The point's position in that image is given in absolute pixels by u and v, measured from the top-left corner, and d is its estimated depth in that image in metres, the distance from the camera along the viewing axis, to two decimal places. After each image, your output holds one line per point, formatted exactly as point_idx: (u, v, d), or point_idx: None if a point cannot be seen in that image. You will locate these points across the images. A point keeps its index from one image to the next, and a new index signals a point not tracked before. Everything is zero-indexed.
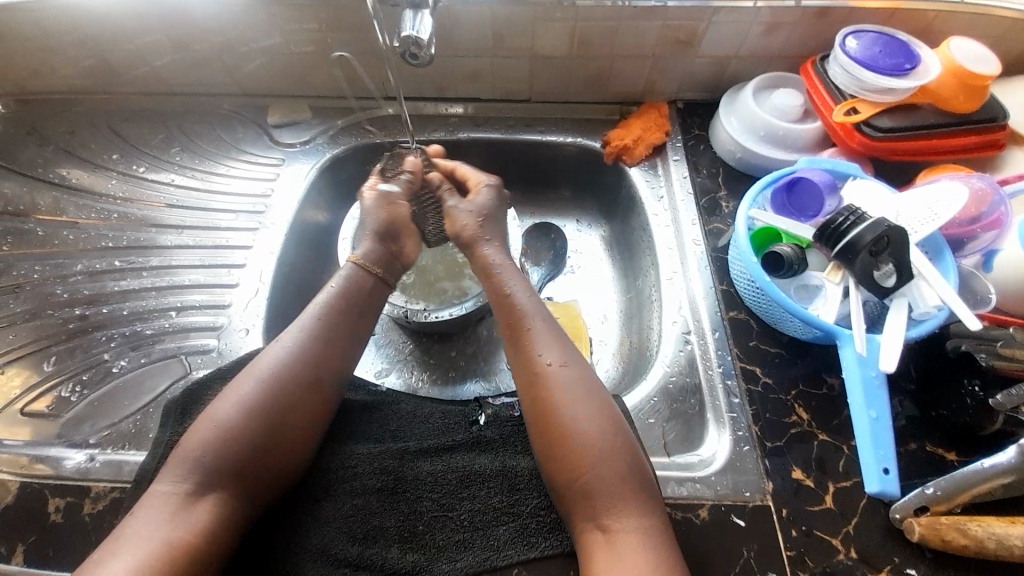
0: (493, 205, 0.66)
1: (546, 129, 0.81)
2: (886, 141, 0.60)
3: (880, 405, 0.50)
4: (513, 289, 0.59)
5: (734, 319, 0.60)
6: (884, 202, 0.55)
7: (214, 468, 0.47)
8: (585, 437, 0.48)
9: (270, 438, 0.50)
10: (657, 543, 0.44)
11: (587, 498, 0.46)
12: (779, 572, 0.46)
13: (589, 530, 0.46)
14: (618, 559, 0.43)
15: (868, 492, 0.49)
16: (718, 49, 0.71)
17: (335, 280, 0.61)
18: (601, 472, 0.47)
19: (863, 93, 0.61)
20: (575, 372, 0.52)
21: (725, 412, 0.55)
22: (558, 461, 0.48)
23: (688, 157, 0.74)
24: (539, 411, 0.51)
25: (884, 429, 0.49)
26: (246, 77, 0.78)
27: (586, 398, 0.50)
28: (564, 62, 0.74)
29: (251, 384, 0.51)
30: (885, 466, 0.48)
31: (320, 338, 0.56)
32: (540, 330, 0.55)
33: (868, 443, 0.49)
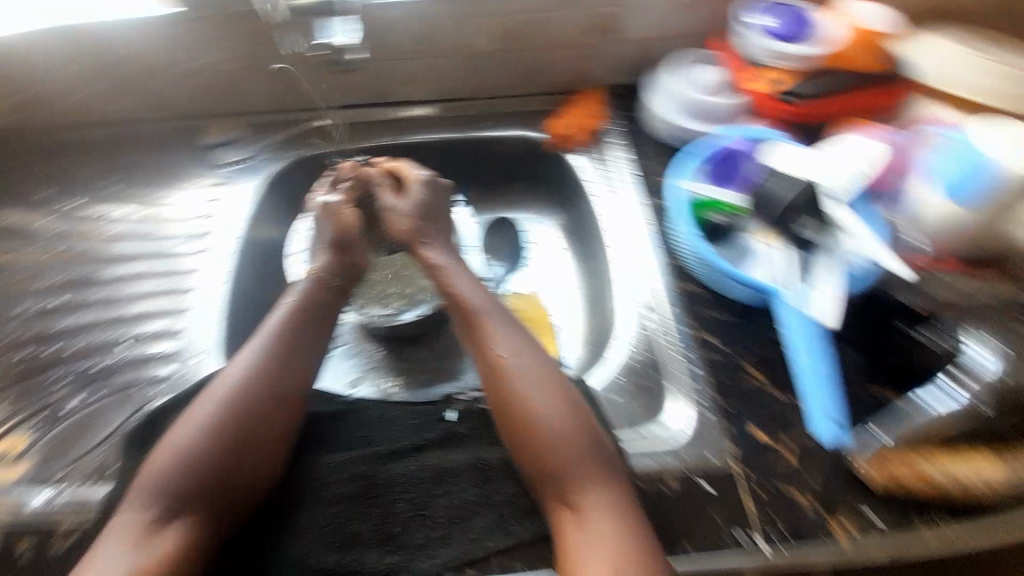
0: (428, 201, 0.71)
1: (492, 125, 0.81)
2: (807, 105, 0.67)
3: (818, 352, 0.54)
4: (461, 285, 0.63)
5: (687, 292, 0.62)
6: (809, 165, 0.60)
7: (178, 489, 0.47)
8: (548, 420, 0.51)
9: (236, 455, 0.50)
10: (621, 513, 0.46)
11: (554, 477, 0.49)
12: (747, 528, 0.46)
13: (559, 510, 0.47)
14: (586, 532, 0.45)
15: (827, 447, 0.50)
16: (640, 31, 0.75)
17: (293, 292, 0.64)
18: (564, 450, 0.49)
19: (779, 64, 0.68)
20: (530, 358, 0.55)
21: (683, 381, 0.56)
22: (523, 444, 0.51)
23: (630, 138, 0.76)
24: (501, 399, 0.54)
25: (822, 370, 0.53)
26: (180, 98, 0.77)
27: (542, 382, 0.53)
28: (499, 56, 0.76)
29: (210, 403, 0.52)
30: (833, 411, 0.51)
31: (281, 351, 0.56)
32: (494, 323, 0.59)
33: (815, 389, 0.52)
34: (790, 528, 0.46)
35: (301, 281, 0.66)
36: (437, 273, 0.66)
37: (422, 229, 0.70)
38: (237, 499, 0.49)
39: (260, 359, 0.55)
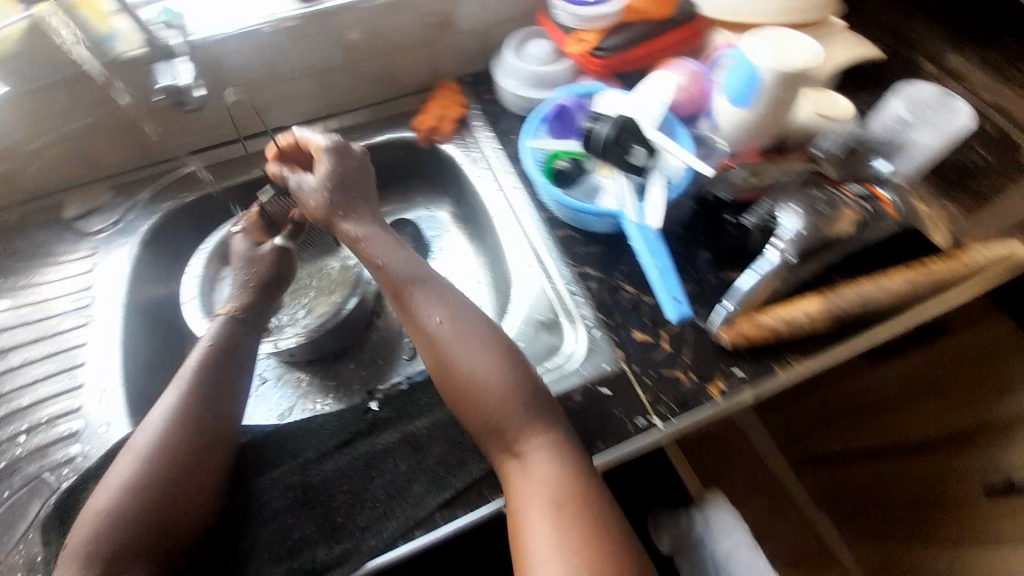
0: (340, 171, 0.64)
1: (359, 134, 0.84)
2: (612, 58, 0.74)
3: (663, 255, 0.61)
4: (388, 252, 0.61)
5: (562, 237, 0.69)
6: (625, 103, 0.66)
7: (114, 552, 0.46)
8: (483, 380, 0.52)
9: (173, 504, 0.49)
10: (559, 452, 0.50)
11: (496, 432, 0.51)
12: (645, 414, 0.54)
13: (506, 458, 0.50)
14: (531, 473, 0.49)
15: (672, 321, 0.60)
16: (472, 23, 0.81)
17: (208, 336, 0.62)
18: (502, 408, 0.51)
19: (583, 26, 0.74)
20: (461, 324, 0.56)
21: (574, 311, 0.63)
22: (468, 408, 0.52)
23: (489, 119, 0.83)
24: (440, 368, 0.54)
25: (669, 271, 0.61)
26: (22, 181, 0.73)
27: (474, 343, 0.54)
28: (349, 69, 0.80)
29: (132, 466, 0.50)
30: (676, 296, 0.60)
31: (199, 398, 0.56)
32: (422, 295, 0.58)
33: (662, 287, 0.60)
34: (676, 402, 0.55)
35: (213, 321, 0.65)
36: (359, 246, 0.62)
37: (336, 202, 0.63)
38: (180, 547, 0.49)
39: (176, 409, 0.54)
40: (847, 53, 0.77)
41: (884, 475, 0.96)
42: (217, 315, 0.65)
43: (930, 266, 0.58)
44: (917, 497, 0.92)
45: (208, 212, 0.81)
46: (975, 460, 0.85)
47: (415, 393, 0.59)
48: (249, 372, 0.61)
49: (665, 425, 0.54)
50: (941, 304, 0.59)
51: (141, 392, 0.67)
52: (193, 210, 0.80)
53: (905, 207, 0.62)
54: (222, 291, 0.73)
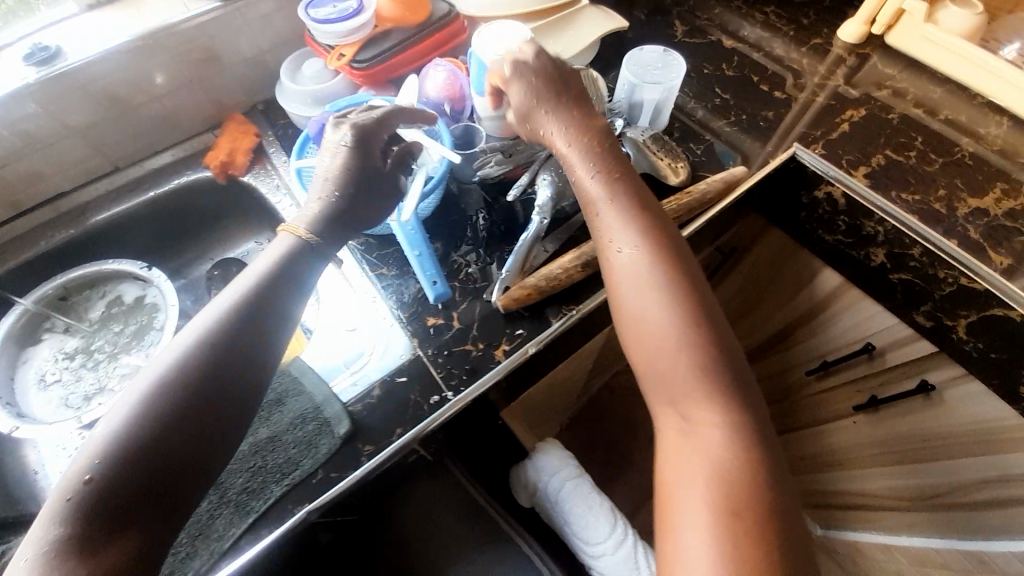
0: (549, 66, 0.63)
1: (154, 184, 0.83)
2: (375, 67, 0.76)
3: (420, 243, 0.63)
4: (554, 136, 0.60)
5: (359, 243, 0.70)
6: (382, 107, 0.70)
7: (106, 511, 0.39)
8: (662, 332, 0.50)
9: (155, 486, 0.41)
10: (729, 435, 0.46)
11: (664, 385, 0.50)
12: (438, 391, 0.60)
13: (667, 415, 0.49)
14: (695, 447, 0.46)
15: (432, 301, 0.65)
16: (243, 52, 0.82)
17: (263, 257, 0.54)
18: (669, 369, 0.49)
19: (341, 40, 0.76)
20: (644, 263, 0.52)
21: (374, 311, 0.66)
22: (647, 358, 0.51)
23: (283, 144, 0.84)
24: (622, 311, 0.53)
25: (427, 258, 0.63)
26: None
27: (657, 288, 0.51)
28: (123, 119, 0.78)
29: (146, 410, 0.43)
30: (433, 279, 0.64)
31: (233, 337, 0.48)
32: (608, 218, 0.56)
33: (422, 274, 0.63)
34: (465, 373, 0.61)
35: (277, 240, 0.56)
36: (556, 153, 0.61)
37: (532, 103, 0.62)
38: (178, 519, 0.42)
39: (210, 335, 0.47)
40: (596, 31, 0.84)
41: (766, 378, 1.15)
42: (281, 233, 0.56)
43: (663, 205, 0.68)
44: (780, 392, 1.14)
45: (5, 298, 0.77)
46: (799, 351, 1.03)
47: None
48: (273, 336, 0.51)
49: (456, 398, 0.59)
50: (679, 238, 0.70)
51: None
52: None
53: (638, 158, 0.72)
54: (24, 374, 0.72)
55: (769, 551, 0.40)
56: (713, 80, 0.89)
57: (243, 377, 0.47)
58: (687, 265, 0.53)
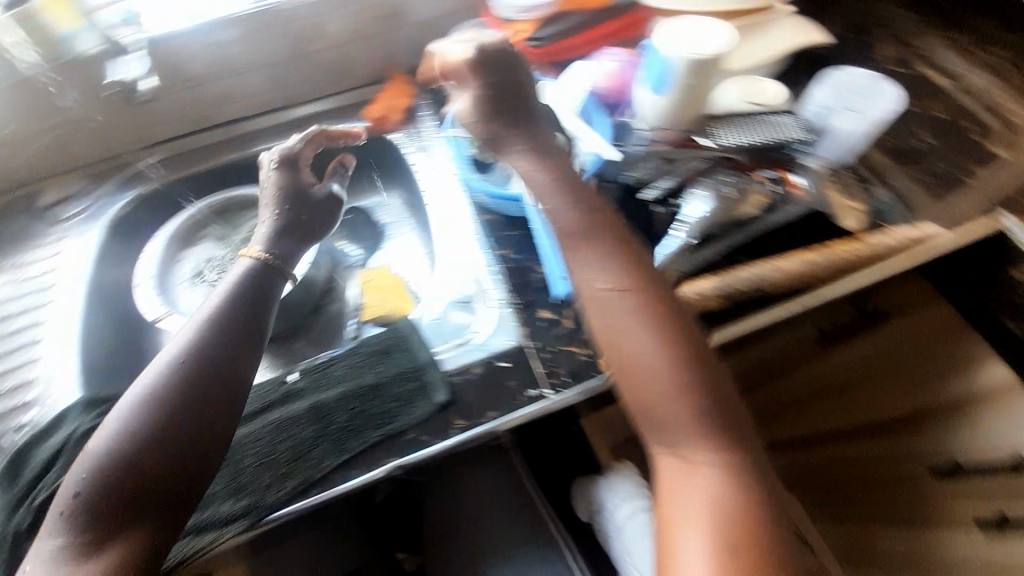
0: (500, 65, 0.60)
1: (313, 125, 0.89)
2: (549, 45, 0.76)
3: (555, 237, 0.64)
4: (525, 144, 0.60)
5: (488, 219, 0.72)
6: (544, 91, 0.70)
7: (132, 504, 0.46)
8: (651, 369, 0.48)
9: (166, 471, 0.48)
10: (723, 470, 0.46)
11: (661, 425, 0.48)
12: (536, 387, 0.57)
13: (666, 454, 0.49)
14: (691, 481, 0.46)
15: (557, 296, 0.63)
16: (419, 15, 0.85)
17: (228, 278, 0.61)
18: (661, 407, 0.48)
19: (521, 16, 0.77)
20: (614, 297, 0.51)
21: (489, 291, 0.67)
22: (631, 391, 0.49)
23: (435, 110, 0.87)
24: (608, 343, 0.51)
25: (559, 253, 0.64)
26: (8, 168, 0.81)
27: (637, 318, 0.50)
28: (302, 60, 0.85)
29: (139, 420, 0.48)
30: (562, 275, 0.63)
31: (223, 334, 0.55)
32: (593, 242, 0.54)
33: (552, 265, 0.64)
34: (568, 375, 0.57)
35: (238, 263, 0.63)
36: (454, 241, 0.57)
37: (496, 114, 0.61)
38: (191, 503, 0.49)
39: (190, 342, 0.53)
40: (781, 44, 0.77)
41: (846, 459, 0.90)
42: (241, 257, 0.63)
43: (828, 248, 0.60)
44: (869, 480, 0.89)
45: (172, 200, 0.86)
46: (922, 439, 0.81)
47: (332, 365, 0.62)
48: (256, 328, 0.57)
49: (553, 398, 0.56)
50: (838, 287, 0.60)
51: None
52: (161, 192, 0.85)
53: (814, 192, 0.64)
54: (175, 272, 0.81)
55: (776, 573, 0.41)
56: (911, 119, 0.76)
57: (224, 371, 0.53)
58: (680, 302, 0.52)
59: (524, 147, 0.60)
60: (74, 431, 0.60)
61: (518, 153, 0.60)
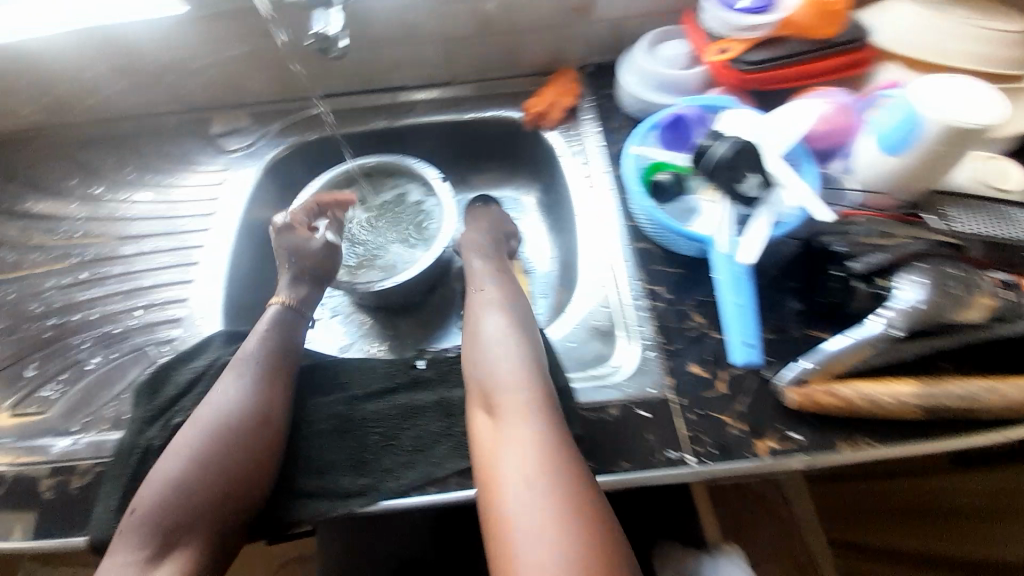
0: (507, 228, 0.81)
1: (469, 108, 0.87)
2: (757, 73, 0.69)
3: (745, 293, 0.56)
4: (475, 263, 0.74)
5: (640, 248, 0.67)
6: (751, 123, 0.61)
7: (172, 522, 0.51)
8: (493, 358, 0.58)
9: (218, 487, 0.53)
10: (550, 444, 0.50)
11: (487, 400, 0.55)
12: (677, 448, 0.51)
13: (481, 425, 0.54)
14: (519, 463, 0.49)
15: (735, 364, 0.55)
16: (612, 12, 0.79)
17: (263, 322, 0.66)
18: (481, 390, 0.56)
19: (733, 34, 0.71)
20: (514, 324, 0.62)
21: (632, 327, 0.62)
22: (490, 392, 0.55)
23: (600, 115, 0.82)
24: (473, 356, 0.60)
25: (749, 313, 0.56)
26: (188, 93, 0.85)
27: (520, 346, 0.59)
28: (476, 42, 0.82)
29: (191, 441, 0.54)
30: (749, 341, 0.56)
31: (271, 377, 0.60)
32: (483, 297, 0.68)
33: (737, 326, 0.56)
34: (716, 447, 0.51)
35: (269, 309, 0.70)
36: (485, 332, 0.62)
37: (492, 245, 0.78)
38: (228, 526, 0.52)
39: (244, 372, 0.60)
40: None
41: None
42: (273, 303, 0.70)
43: None
44: None
45: (322, 153, 0.89)
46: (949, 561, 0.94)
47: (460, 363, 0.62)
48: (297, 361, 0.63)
49: (699, 468, 0.50)
50: None
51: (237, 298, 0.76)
52: (315, 145, 0.87)
53: None
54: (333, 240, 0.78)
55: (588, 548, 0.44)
56: None
57: (266, 400, 0.58)
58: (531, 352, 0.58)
59: (484, 270, 0.73)
60: (215, 361, 0.64)
61: (472, 269, 0.74)
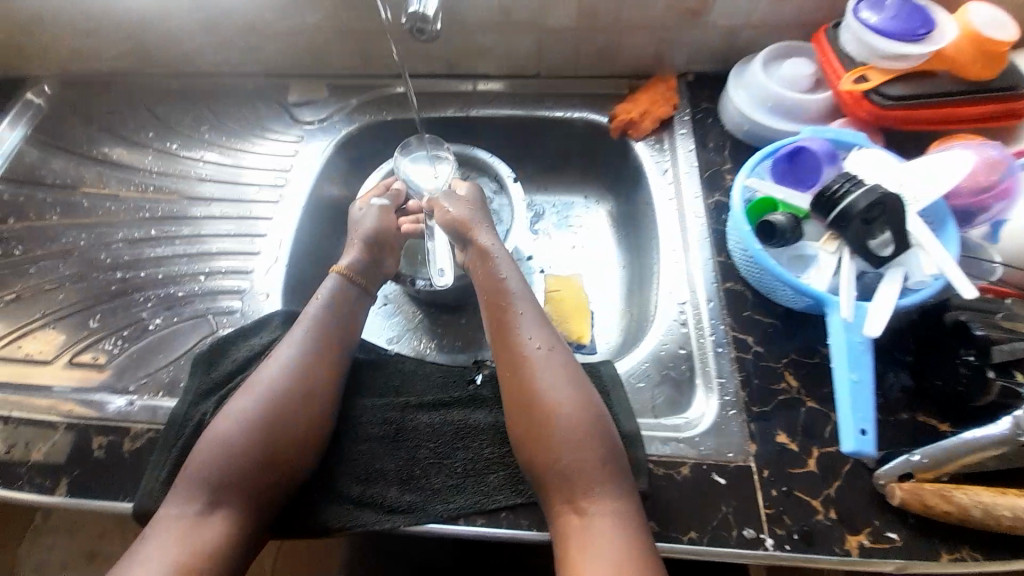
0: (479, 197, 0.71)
1: (554, 105, 0.81)
2: (897, 109, 0.61)
3: (863, 369, 0.50)
4: (500, 271, 0.62)
5: (731, 290, 0.61)
6: (886, 170, 0.54)
7: (219, 480, 0.50)
8: (562, 418, 0.50)
9: (274, 455, 0.51)
10: (627, 518, 0.46)
11: (563, 479, 0.48)
12: (756, 527, 0.48)
13: (564, 509, 0.48)
14: (590, 536, 0.46)
15: (845, 452, 0.50)
16: (733, 19, 0.70)
17: (322, 292, 0.63)
18: (549, 459, 0.49)
19: (874, 61, 0.62)
20: (559, 357, 0.55)
21: (714, 378, 0.56)
22: (539, 441, 0.50)
23: (696, 130, 0.74)
24: (520, 391, 0.53)
25: (865, 392, 0.49)
26: (268, 57, 0.82)
27: (575, 386, 0.52)
28: (572, 36, 0.74)
29: (254, 402, 0.53)
30: (863, 428, 0.49)
31: (328, 345, 0.59)
32: (522, 318, 0.57)
33: (849, 409, 0.50)
34: (798, 533, 0.47)
35: (326, 279, 0.66)
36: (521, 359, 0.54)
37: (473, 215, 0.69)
38: (272, 496, 0.51)
39: (306, 342, 0.58)
40: None
41: None
42: (331, 273, 0.66)
43: None
44: None
45: (394, 135, 0.86)
46: None
47: None
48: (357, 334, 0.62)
49: (776, 552, 0.47)
50: None
51: (297, 277, 0.74)
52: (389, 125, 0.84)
53: None
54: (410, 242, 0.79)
55: None
56: None
57: (328, 377, 0.57)
58: (591, 409, 0.51)
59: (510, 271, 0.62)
60: (273, 341, 0.63)
61: (493, 278, 0.62)
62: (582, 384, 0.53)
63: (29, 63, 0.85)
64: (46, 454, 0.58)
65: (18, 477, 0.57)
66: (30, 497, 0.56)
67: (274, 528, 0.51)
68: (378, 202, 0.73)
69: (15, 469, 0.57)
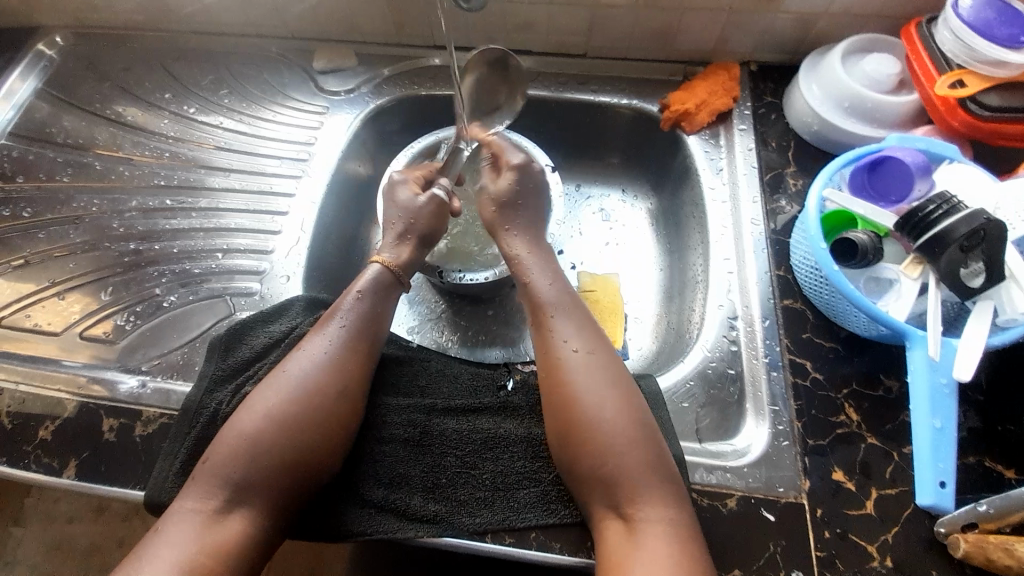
0: (517, 188, 0.63)
1: (601, 88, 0.75)
2: (994, 121, 0.54)
3: (945, 414, 0.46)
4: (533, 275, 0.58)
5: (789, 308, 0.56)
6: (978, 190, 0.49)
7: (238, 474, 0.46)
8: (609, 421, 0.47)
9: (287, 458, 0.47)
10: (678, 527, 0.43)
11: (606, 485, 0.45)
12: (805, 571, 0.44)
13: (610, 515, 0.45)
14: (636, 544, 0.43)
15: (918, 504, 0.46)
16: (811, 4, 0.63)
17: (360, 281, 0.58)
18: (591, 463, 0.46)
19: (973, 64, 0.55)
20: (601, 360, 0.50)
21: (766, 404, 0.52)
22: (581, 448, 0.46)
23: (757, 127, 0.68)
24: (560, 396, 0.49)
25: (948, 440, 0.46)
26: (294, 18, 0.76)
27: (621, 390, 0.48)
28: (628, 14, 0.68)
29: (273, 391, 0.49)
30: (942, 479, 0.45)
31: (356, 337, 0.54)
32: (561, 319, 0.53)
33: (927, 455, 0.46)
34: None
35: (367, 268, 0.60)
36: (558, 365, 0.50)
37: (504, 215, 0.63)
38: (292, 493, 0.47)
39: (344, 336, 0.54)
40: None
41: None
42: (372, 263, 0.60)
43: None
44: None
45: (426, 112, 0.80)
46: None
47: None
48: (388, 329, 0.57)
49: None
50: None
51: (319, 260, 0.70)
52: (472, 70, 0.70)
53: None
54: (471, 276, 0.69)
55: None
56: None
57: (353, 376, 0.52)
58: (637, 413, 0.47)
59: (542, 275, 0.57)
60: (293, 329, 0.59)
61: (530, 279, 0.57)
62: (626, 388, 0.49)
63: (39, 10, 0.79)
64: (54, 432, 0.55)
65: (22, 456, 0.54)
66: (36, 477, 0.53)
67: (285, 532, 0.48)
68: (437, 192, 0.65)
69: (20, 446, 0.55)
